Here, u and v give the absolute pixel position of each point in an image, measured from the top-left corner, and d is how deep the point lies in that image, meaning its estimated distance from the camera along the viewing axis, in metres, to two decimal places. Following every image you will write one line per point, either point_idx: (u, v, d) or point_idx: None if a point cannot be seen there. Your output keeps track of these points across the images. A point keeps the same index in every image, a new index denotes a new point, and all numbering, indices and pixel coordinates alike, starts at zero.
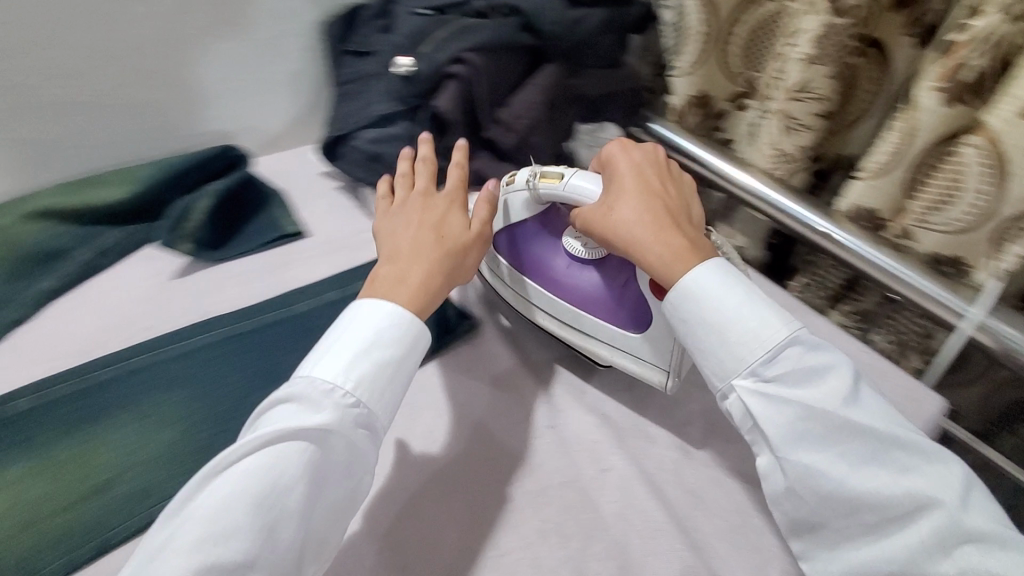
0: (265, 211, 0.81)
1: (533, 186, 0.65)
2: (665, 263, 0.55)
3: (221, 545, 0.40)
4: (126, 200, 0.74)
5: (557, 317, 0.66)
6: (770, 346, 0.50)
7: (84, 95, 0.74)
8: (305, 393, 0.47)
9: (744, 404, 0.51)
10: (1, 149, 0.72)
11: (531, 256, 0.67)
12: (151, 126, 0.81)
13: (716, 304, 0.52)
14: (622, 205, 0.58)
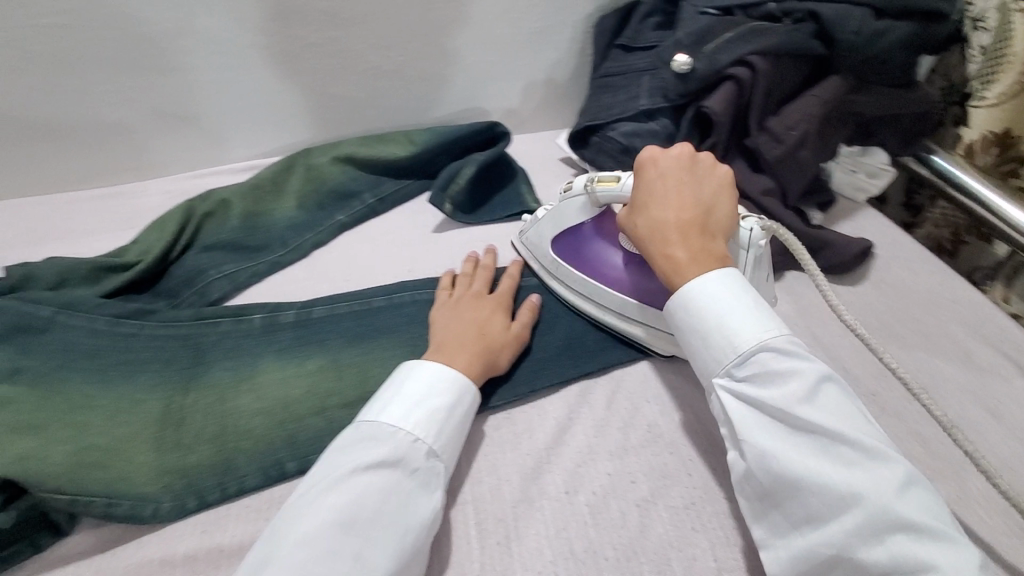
0: (513, 185, 0.86)
1: (590, 190, 0.64)
2: (688, 270, 0.52)
3: (320, 566, 0.39)
4: (406, 156, 0.84)
5: (621, 315, 0.65)
6: (733, 343, 0.48)
7: (393, 65, 0.86)
8: (379, 435, 0.48)
9: (723, 401, 0.48)
10: (324, 103, 0.87)
11: (586, 257, 0.67)
12: (433, 97, 0.91)
13: (701, 302, 0.50)
14: (653, 208, 0.57)
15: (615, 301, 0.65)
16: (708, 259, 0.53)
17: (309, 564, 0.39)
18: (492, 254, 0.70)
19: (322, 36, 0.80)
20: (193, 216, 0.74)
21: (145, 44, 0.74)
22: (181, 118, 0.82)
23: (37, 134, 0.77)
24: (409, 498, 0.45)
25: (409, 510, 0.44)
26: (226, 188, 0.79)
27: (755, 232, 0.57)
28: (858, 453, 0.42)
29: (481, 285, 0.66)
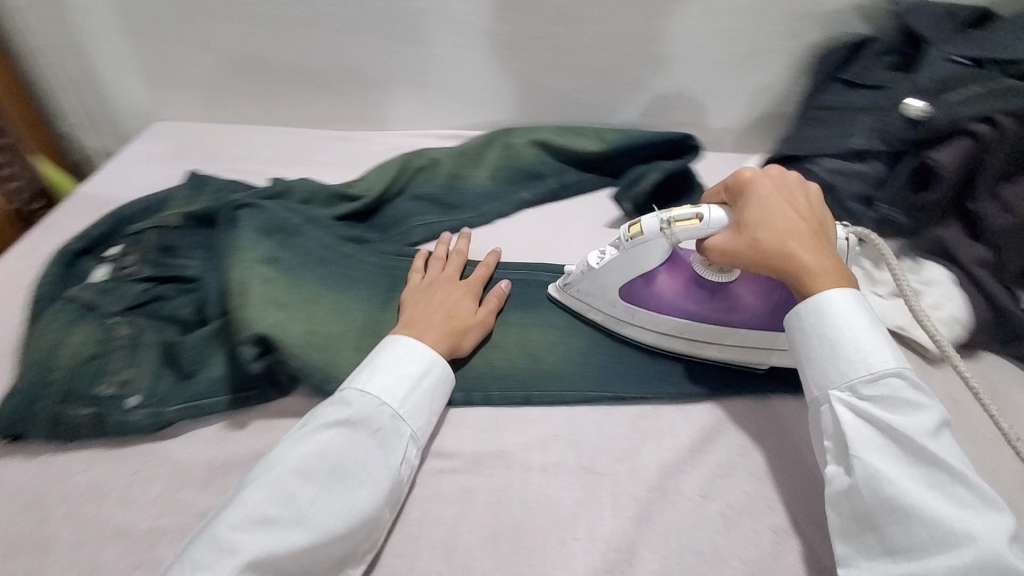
0: (692, 200, 0.85)
1: (667, 233, 0.57)
2: (829, 282, 0.51)
3: (272, 506, 0.43)
4: (596, 153, 0.87)
5: (706, 342, 0.62)
6: (869, 363, 0.48)
7: (604, 64, 0.90)
8: (349, 398, 0.51)
9: (836, 414, 0.48)
10: (532, 89, 0.93)
11: (654, 297, 0.62)
12: (633, 100, 0.94)
13: (839, 318, 0.50)
14: (774, 218, 0.54)
15: (703, 333, 0.62)
16: (838, 271, 0.52)
17: (268, 504, 0.43)
18: (464, 240, 0.74)
19: (549, 31, 0.86)
20: (406, 167, 0.84)
21: (403, 16, 0.85)
22: (412, 83, 0.93)
23: (303, 77, 0.93)
24: (372, 456, 0.49)
25: (363, 464, 0.48)
26: (437, 149, 0.88)
27: (853, 239, 0.61)
28: (970, 494, 0.44)
29: (455, 269, 0.68)
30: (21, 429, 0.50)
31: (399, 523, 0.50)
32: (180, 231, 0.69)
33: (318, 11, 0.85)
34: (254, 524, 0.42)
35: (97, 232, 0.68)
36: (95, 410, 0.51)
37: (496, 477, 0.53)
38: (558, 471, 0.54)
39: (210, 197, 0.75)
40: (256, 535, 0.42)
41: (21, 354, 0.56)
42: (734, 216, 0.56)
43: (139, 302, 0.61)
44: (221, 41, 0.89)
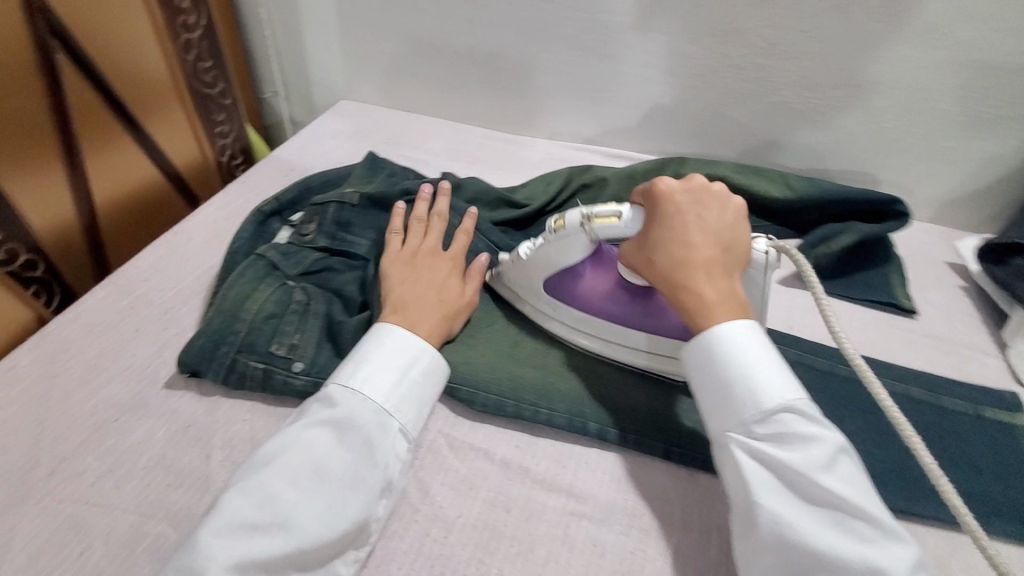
0: (882, 272, 0.75)
1: (587, 229, 0.55)
2: (720, 318, 0.48)
3: (258, 510, 0.42)
4: (780, 200, 0.79)
5: (629, 347, 0.60)
6: (757, 399, 0.44)
7: (804, 104, 0.82)
8: (333, 396, 0.49)
9: (736, 463, 0.43)
10: (714, 119, 0.87)
11: (578, 300, 0.60)
12: (825, 148, 0.85)
13: (734, 351, 0.46)
14: (670, 240, 0.51)
15: (626, 338, 0.60)
16: (735, 307, 0.49)
17: (248, 508, 0.42)
18: (444, 197, 0.70)
19: (752, 62, 0.80)
20: (570, 181, 0.82)
21: (598, 29, 0.83)
22: (590, 97, 0.90)
23: (484, 76, 0.94)
24: (357, 459, 0.46)
25: (352, 468, 0.46)
26: (605, 168, 0.84)
27: (770, 254, 0.52)
28: (878, 533, 0.39)
29: (436, 239, 0.65)
30: (201, 368, 0.54)
31: (455, 533, 0.48)
32: (356, 208, 0.72)
33: (515, 15, 0.86)
34: (241, 530, 0.41)
35: (285, 197, 0.73)
36: (264, 365, 0.55)
37: (631, 538, 0.49)
38: (701, 551, 0.48)
39: (383, 181, 0.78)
40: (235, 540, 0.40)
41: (210, 299, 0.61)
42: (641, 234, 0.54)
43: (311, 269, 0.65)
44: (418, 32, 0.93)
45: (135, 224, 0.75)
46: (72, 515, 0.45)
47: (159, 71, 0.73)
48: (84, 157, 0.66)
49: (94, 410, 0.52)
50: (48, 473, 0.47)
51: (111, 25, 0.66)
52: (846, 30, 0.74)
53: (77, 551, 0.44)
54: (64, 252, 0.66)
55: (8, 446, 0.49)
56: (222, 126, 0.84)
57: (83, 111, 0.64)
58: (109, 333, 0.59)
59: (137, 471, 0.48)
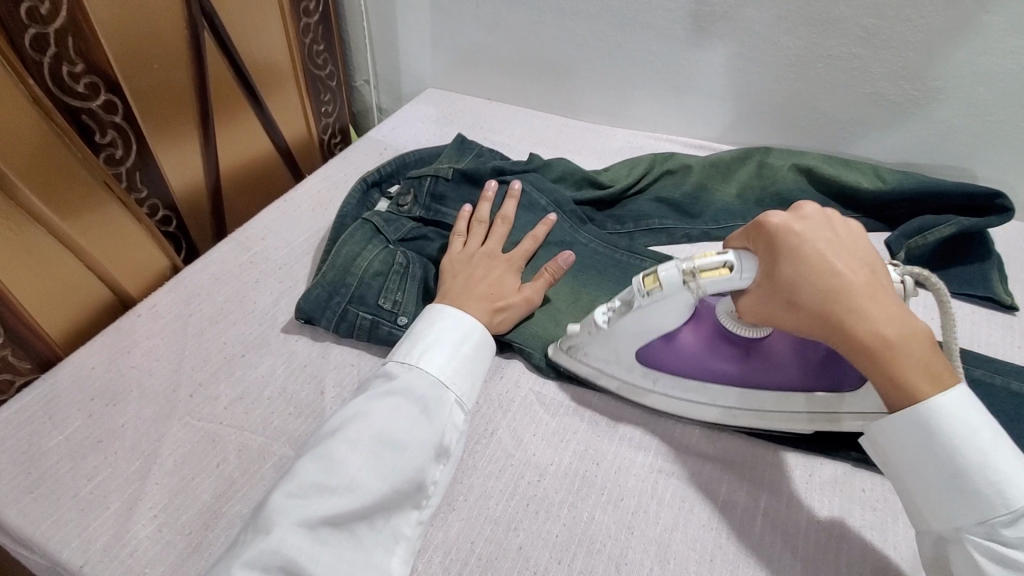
0: (982, 264, 0.73)
1: (695, 286, 0.47)
2: (909, 366, 0.40)
3: (324, 470, 0.43)
4: (871, 192, 0.78)
5: (755, 411, 0.52)
6: (1007, 498, 0.37)
7: (898, 97, 0.81)
8: (391, 371, 0.50)
9: (976, 563, 0.38)
10: (801, 110, 0.87)
11: (684, 364, 0.52)
12: (917, 142, 0.83)
13: (960, 433, 0.39)
14: (810, 272, 0.43)
15: (749, 400, 0.52)
16: (917, 351, 0.40)
17: (316, 470, 0.43)
18: (511, 199, 0.69)
19: (847, 52, 0.79)
20: (653, 168, 0.83)
21: (691, 19, 0.84)
22: (676, 87, 0.92)
23: (570, 65, 0.97)
24: (416, 424, 0.47)
25: (410, 433, 0.46)
26: (690, 157, 0.85)
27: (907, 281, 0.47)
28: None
29: (496, 244, 0.65)
30: (315, 315, 0.59)
31: (547, 480, 0.51)
32: (449, 183, 0.75)
33: (606, 5, 0.88)
34: (310, 489, 0.42)
35: (385, 169, 0.78)
36: (372, 317, 0.59)
37: (719, 497, 0.50)
38: (790, 516, 0.49)
39: (472, 160, 0.81)
40: (305, 500, 0.41)
41: (321, 258, 0.66)
42: (763, 273, 0.45)
43: (409, 236, 0.69)
44: (509, 22, 0.97)
45: (249, 191, 0.82)
46: (213, 432, 0.51)
47: (280, 52, 0.81)
48: (215, 127, 0.73)
49: (224, 346, 0.58)
50: (188, 395, 0.54)
51: (246, 7, 0.73)
52: (952, 20, 0.73)
53: (215, 462, 0.49)
54: (193, 211, 0.73)
55: (154, 370, 0.56)
56: (327, 106, 0.94)
57: (218, 83, 0.72)
58: (233, 282, 0.65)
59: (263, 400, 0.54)
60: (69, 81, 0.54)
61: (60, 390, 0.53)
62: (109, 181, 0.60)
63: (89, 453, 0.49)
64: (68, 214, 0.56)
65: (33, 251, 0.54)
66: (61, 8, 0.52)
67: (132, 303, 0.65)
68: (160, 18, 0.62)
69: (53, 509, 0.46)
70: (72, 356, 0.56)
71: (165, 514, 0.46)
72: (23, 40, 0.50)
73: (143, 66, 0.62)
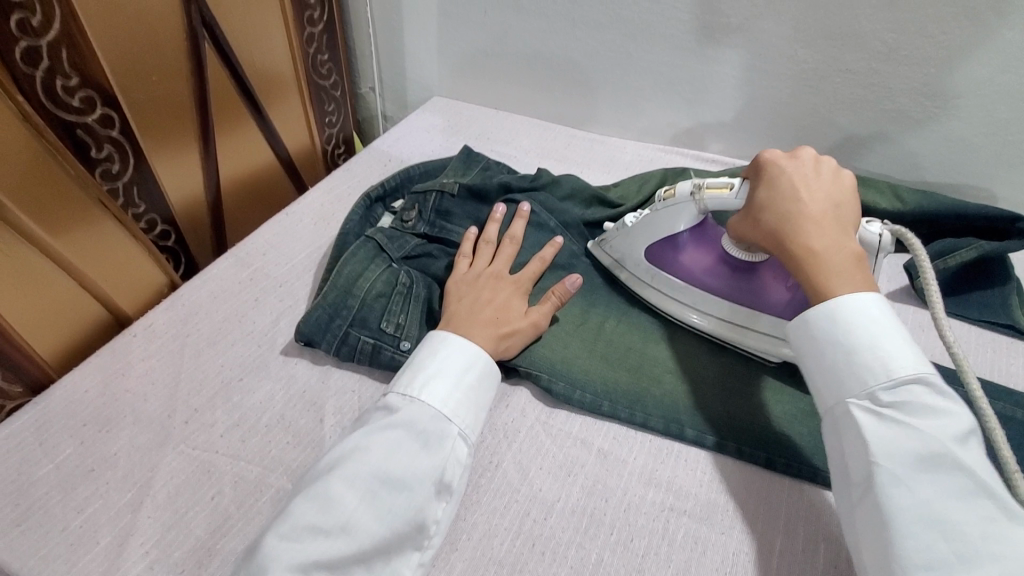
0: (1003, 290, 0.70)
1: (697, 195, 0.58)
2: (828, 270, 0.48)
3: (319, 511, 0.41)
4: (890, 213, 0.76)
5: (727, 322, 0.60)
6: (886, 366, 0.43)
7: (917, 114, 0.79)
8: (391, 403, 0.48)
9: (857, 425, 0.43)
10: (817, 125, 0.85)
11: (674, 265, 0.63)
12: (936, 160, 0.81)
13: (853, 316, 0.46)
14: (778, 199, 0.52)
15: (723, 311, 0.61)
16: (844, 262, 0.48)
17: (311, 510, 0.41)
18: (519, 219, 0.67)
19: (865, 67, 0.77)
20: (664, 183, 0.81)
21: (705, 30, 0.82)
22: (688, 99, 0.90)
23: (580, 75, 0.95)
24: (416, 460, 0.45)
25: (409, 471, 0.44)
26: (702, 172, 0.83)
27: (885, 237, 0.54)
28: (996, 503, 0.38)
29: (503, 265, 0.63)
30: (315, 339, 0.57)
31: (553, 518, 0.49)
32: (455, 199, 0.73)
33: (618, 15, 0.86)
34: (304, 533, 0.40)
35: (389, 184, 0.76)
36: (374, 341, 0.57)
37: (733, 538, 0.48)
38: (807, 560, 0.47)
39: (479, 174, 0.79)
40: (299, 542, 0.39)
41: (322, 277, 0.64)
42: (749, 202, 0.54)
43: (412, 255, 0.67)
44: (518, 31, 0.95)
45: (250, 204, 0.81)
46: (207, 462, 0.49)
47: (284, 61, 0.79)
48: (215, 138, 0.71)
49: (221, 369, 0.56)
50: (184, 422, 0.52)
51: (249, 16, 0.72)
52: (976, 37, 0.71)
53: (210, 494, 0.47)
54: (193, 226, 0.71)
55: (148, 395, 0.54)
56: (331, 116, 0.92)
57: (219, 94, 0.70)
58: (232, 301, 0.63)
59: (260, 428, 0.52)
60: (63, 94, 0.53)
61: (51, 416, 0.52)
62: (104, 197, 0.58)
63: (80, 484, 0.47)
64: (61, 232, 0.55)
65: (24, 271, 0.52)
66: (54, 19, 0.50)
67: (127, 321, 0.63)
68: (158, 27, 0.60)
69: (40, 544, 0.44)
70: (65, 379, 0.55)
71: (157, 551, 0.44)
72: (14, 53, 0.48)
73: (140, 78, 0.60)
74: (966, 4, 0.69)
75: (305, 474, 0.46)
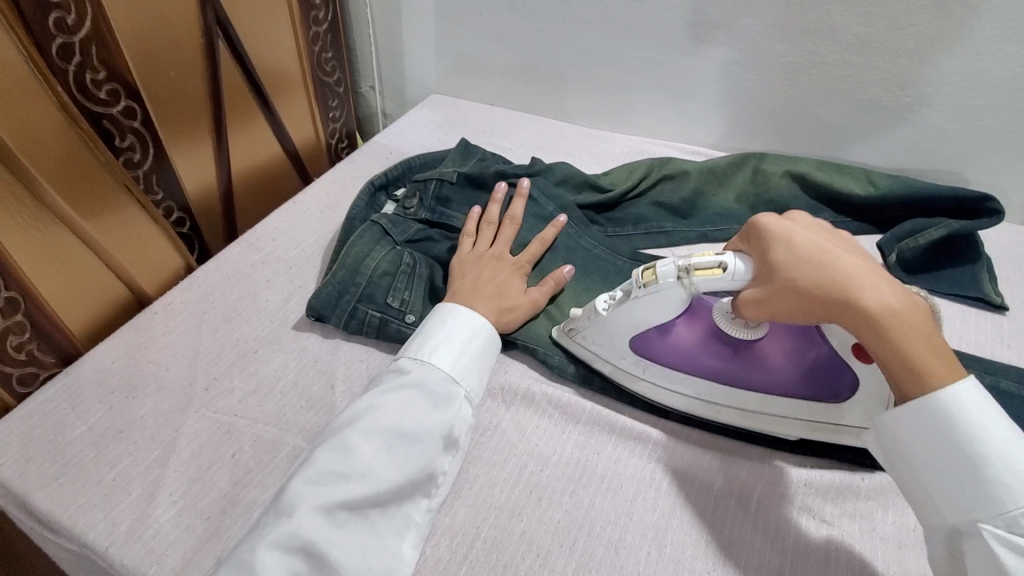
0: (973, 267, 0.75)
1: (686, 281, 0.50)
2: (909, 338, 0.41)
3: (340, 458, 0.45)
4: (865, 199, 0.81)
5: (741, 409, 0.55)
6: (1020, 485, 0.38)
7: (891, 104, 0.83)
8: (404, 366, 0.53)
9: (991, 553, 0.38)
10: (797, 115, 0.89)
11: (667, 354, 0.55)
12: (910, 148, 0.86)
13: (971, 416, 0.40)
14: (816, 257, 0.45)
15: (735, 398, 0.54)
16: (924, 330, 0.42)
17: (333, 458, 0.45)
18: (520, 201, 0.72)
19: (840, 58, 0.82)
20: (652, 172, 0.85)
21: (690, 27, 0.87)
22: (675, 93, 0.94)
23: (572, 72, 0.99)
24: (427, 417, 0.49)
25: (419, 425, 0.48)
26: (688, 161, 0.87)
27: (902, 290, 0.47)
28: None
29: (505, 245, 0.67)
30: (326, 313, 0.62)
31: (551, 470, 0.53)
32: (454, 186, 0.78)
33: (608, 13, 0.90)
34: (327, 478, 0.44)
35: (392, 173, 0.80)
36: (380, 314, 0.61)
37: (715, 487, 0.52)
38: (784, 506, 0.51)
39: (476, 164, 0.83)
40: (324, 484, 0.44)
41: (331, 258, 0.68)
42: (758, 265, 0.48)
43: (415, 238, 0.71)
44: (512, 30, 0.99)
45: (259, 194, 0.85)
46: (227, 424, 0.53)
47: (291, 60, 0.84)
48: (227, 133, 0.75)
49: (238, 342, 0.61)
50: (205, 389, 0.56)
51: (258, 16, 0.76)
52: (943, 28, 0.76)
53: (231, 452, 0.51)
54: (206, 214, 0.75)
55: (171, 365, 0.58)
56: (334, 112, 0.96)
57: (230, 91, 0.74)
58: (246, 282, 0.67)
59: (276, 394, 0.56)
60: (92, 87, 0.57)
61: (81, 384, 0.56)
62: (128, 183, 0.62)
63: (111, 443, 0.51)
64: (90, 215, 0.59)
65: (55, 251, 0.56)
66: (86, 19, 0.55)
67: (148, 301, 0.67)
68: (176, 26, 0.65)
69: (78, 495, 0.48)
70: (93, 351, 0.59)
71: (184, 501, 0.48)
72: (51, 48, 0.52)
73: (160, 74, 0.64)
74: None
75: (324, 428, 0.50)
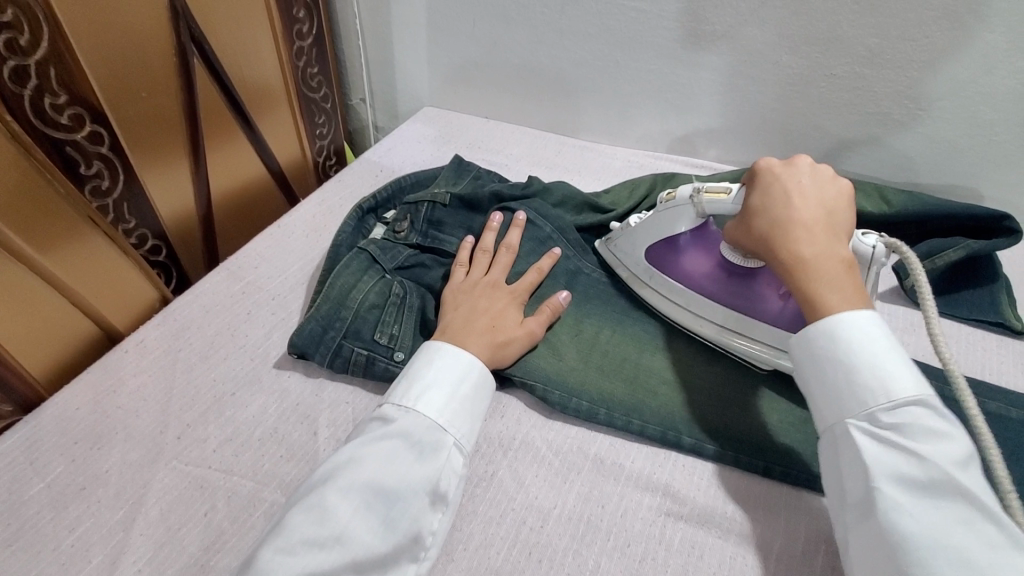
0: (991, 288, 0.71)
1: (696, 199, 0.59)
2: (819, 286, 0.47)
3: (314, 524, 0.41)
4: (878, 217, 0.77)
5: (718, 325, 0.60)
6: (887, 389, 0.42)
7: (902, 118, 0.80)
8: (385, 414, 0.48)
9: (857, 447, 0.41)
10: (804, 129, 0.86)
11: (670, 266, 0.63)
12: (922, 162, 0.82)
13: (853, 339, 0.44)
14: (772, 200, 0.52)
15: (711, 312, 0.61)
16: (829, 271, 0.47)
17: (307, 524, 0.41)
18: (515, 228, 0.68)
19: (848, 71, 0.78)
20: (654, 190, 0.81)
21: (690, 38, 0.83)
22: (677, 105, 0.91)
23: (568, 83, 0.96)
24: (411, 471, 0.45)
25: (402, 481, 0.44)
26: (691, 178, 0.83)
27: (879, 249, 0.50)
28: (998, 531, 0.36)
29: (500, 273, 0.63)
30: (308, 351, 0.57)
31: (551, 527, 0.49)
32: (447, 208, 0.73)
33: (605, 24, 0.87)
34: (300, 547, 0.40)
35: (381, 195, 0.76)
36: (368, 352, 0.57)
37: (730, 542, 0.48)
38: (805, 563, 0.47)
39: (470, 183, 0.79)
40: (298, 556, 0.39)
41: (315, 288, 0.64)
42: (742, 204, 0.55)
43: (406, 265, 0.67)
44: (506, 41, 0.95)
45: (241, 217, 0.81)
46: (199, 478, 0.49)
47: (274, 77, 0.80)
48: (205, 157, 0.71)
49: (214, 383, 0.56)
50: (176, 437, 0.52)
51: (237, 33, 0.72)
52: (957, 39, 0.72)
53: (203, 510, 0.47)
54: (183, 241, 0.71)
55: (140, 411, 0.54)
56: (322, 128, 0.92)
57: (208, 112, 0.70)
58: (224, 315, 0.63)
59: (254, 442, 0.52)
60: (51, 112, 0.53)
61: (41, 434, 0.51)
62: (94, 215, 0.58)
63: (71, 502, 0.47)
64: (51, 250, 0.55)
65: (11, 291, 0.52)
66: (42, 39, 0.51)
67: (119, 336, 0.63)
68: (146, 43, 0.61)
69: (32, 564, 0.44)
70: (56, 396, 0.54)
71: (149, 569, 0.44)
72: (2, 72, 0.48)
73: (129, 96, 0.60)
74: (945, 7, 0.70)
75: (301, 485, 0.46)
